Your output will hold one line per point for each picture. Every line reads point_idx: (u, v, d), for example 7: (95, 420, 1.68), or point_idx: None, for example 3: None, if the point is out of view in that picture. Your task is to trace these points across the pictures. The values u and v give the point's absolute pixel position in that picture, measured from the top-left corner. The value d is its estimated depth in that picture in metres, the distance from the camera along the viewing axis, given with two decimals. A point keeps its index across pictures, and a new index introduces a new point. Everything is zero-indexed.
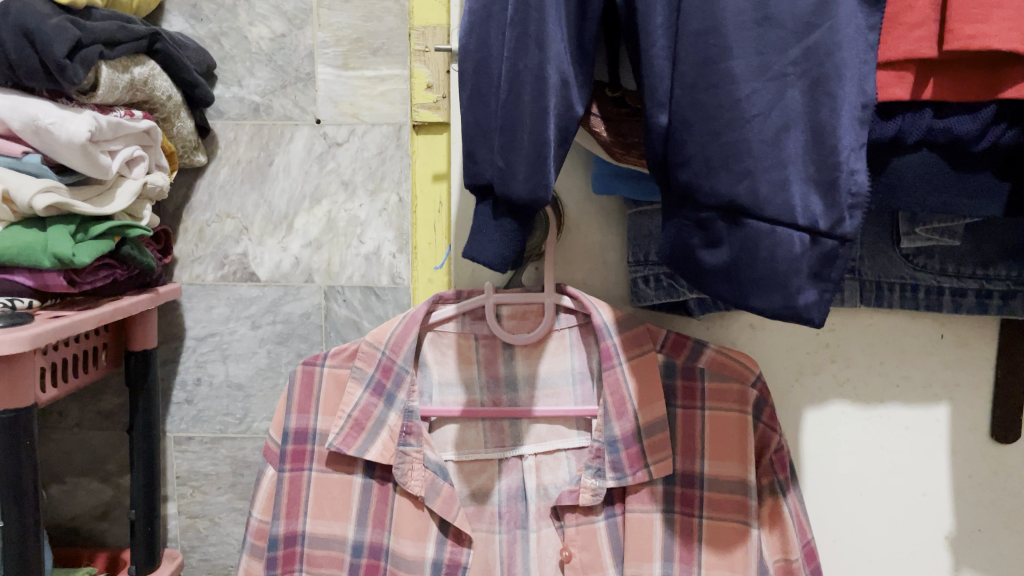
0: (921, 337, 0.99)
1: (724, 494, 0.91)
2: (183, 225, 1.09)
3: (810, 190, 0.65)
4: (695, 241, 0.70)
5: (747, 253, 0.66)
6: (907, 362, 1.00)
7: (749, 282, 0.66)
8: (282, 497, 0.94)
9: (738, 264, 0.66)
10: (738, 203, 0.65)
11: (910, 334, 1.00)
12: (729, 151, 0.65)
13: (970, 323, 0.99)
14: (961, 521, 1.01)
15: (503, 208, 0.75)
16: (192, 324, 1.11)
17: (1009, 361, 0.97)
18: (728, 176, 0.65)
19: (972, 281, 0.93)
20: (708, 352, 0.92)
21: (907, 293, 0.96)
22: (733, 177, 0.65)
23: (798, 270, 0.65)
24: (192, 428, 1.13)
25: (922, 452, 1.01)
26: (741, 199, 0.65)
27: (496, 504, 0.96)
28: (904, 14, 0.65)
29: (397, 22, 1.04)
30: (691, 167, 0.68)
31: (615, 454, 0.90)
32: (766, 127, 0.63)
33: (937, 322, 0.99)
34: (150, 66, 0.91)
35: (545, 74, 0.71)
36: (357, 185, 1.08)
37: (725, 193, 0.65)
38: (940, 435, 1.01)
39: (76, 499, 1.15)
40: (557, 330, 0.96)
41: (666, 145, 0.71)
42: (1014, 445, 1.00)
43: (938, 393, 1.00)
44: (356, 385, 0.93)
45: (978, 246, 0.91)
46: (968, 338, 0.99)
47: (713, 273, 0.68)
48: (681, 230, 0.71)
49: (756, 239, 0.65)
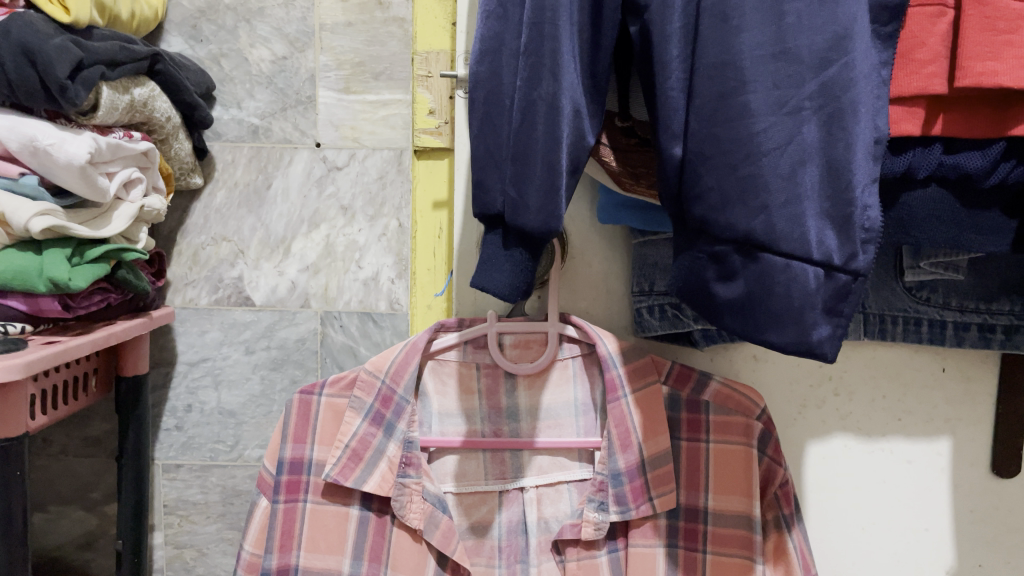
0: (922, 371, 0.99)
1: (728, 529, 0.90)
2: (177, 247, 1.07)
3: (825, 225, 0.64)
4: (709, 274, 0.69)
5: (762, 288, 0.64)
6: (909, 396, 1.00)
7: (764, 317, 0.65)
8: (276, 529, 0.91)
9: (753, 299, 0.65)
10: (754, 237, 0.64)
11: (912, 367, 0.99)
12: (745, 185, 0.64)
13: (971, 357, 0.99)
14: (961, 556, 1.01)
15: (514, 237, 0.74)
16: (184, 349, 1.08)
17: (1009, 396, 0.97)
18: (744, 210, 0.64)
19: (975, 315, 0.93)
20: (713, 385, 0.91)
21: (909, 327, 0.96)
22: (749, 211, 0.64)
23: (814, 305, 0.63)
24: (181, 456, 1.09)
25: (923, 486, 1.00)
26: (756, 232, 0.63)
27: (496, 538, 0.94)
28: (916, 51, 0.64)
29: (400, 47, 1.04)
30: (707, 201, 0.67)
31: (619, 487, 0.88)
32: (782, 161, 0.63)
33: (938, 356, 0.99)
34: (150, 88, 0.90)
35: (559, 104, 0.70)
36: (356, 210, 1.06)
37: (741, 227, 0.65)
38: (941, 469, 1.00)
39: (60, 528, 1.12)
40: (561, 360, 0.94)
41: (681, 177, 0.70)
42: (1014, 480, 0.99)
43: (939, 426, 1.00)
44: (354, 414, 0.91)
45: (979, 280, 0.91)
46: (969, 373, 0.99)
47: (728, 306, 0.67)
48: (695, 263, 0.70)
49: (771, 273, 0.64)
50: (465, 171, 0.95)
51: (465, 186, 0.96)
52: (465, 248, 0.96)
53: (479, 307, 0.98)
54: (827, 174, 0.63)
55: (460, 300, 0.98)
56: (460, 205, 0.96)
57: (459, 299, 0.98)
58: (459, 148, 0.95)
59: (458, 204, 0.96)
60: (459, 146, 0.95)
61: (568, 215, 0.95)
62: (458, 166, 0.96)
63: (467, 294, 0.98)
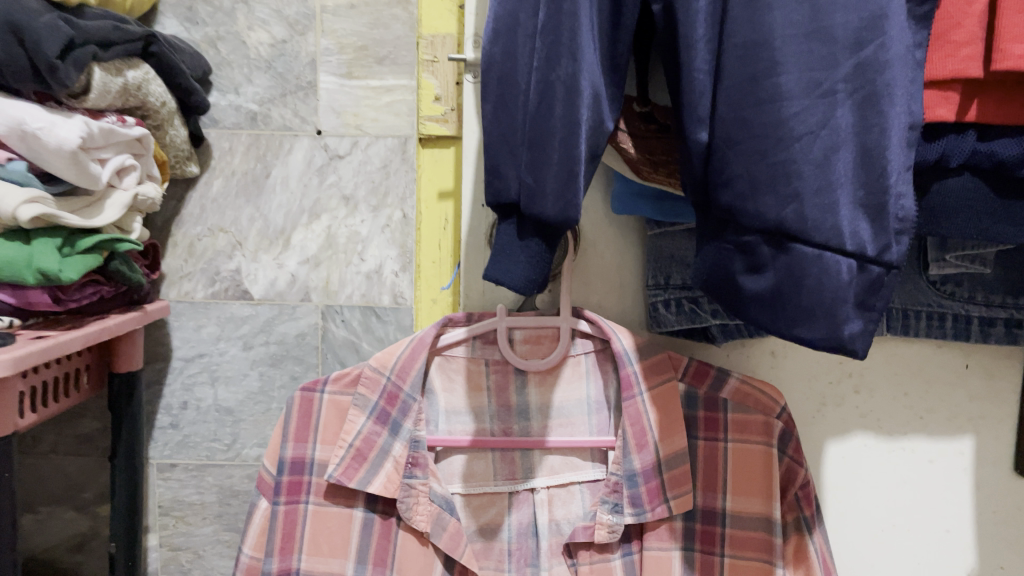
0: (945, 368, 0.96)
1: (748, 532, 0.87)
2: (171, 239, 1.02)
3: (858, 215, 0.59)
4: (736, 266, 0.64)
5: (791, 280, 0.60)
6: (931, 393, 0.96)
7: (794, 310, 0.60)
8: (276, 532, 0.87)
9: (782, 293, 0.61)
10: (785, 227, 0.59)
11: (935, 364, 0.96)
12: (777, 172, 0.59)
13: (995, 354, 0.95)
14: (982, 558, 0.98)
15: (530, 227, 0.70)
16: (180, 344, 1.04)
17: None
18: (774, 198, 0.59)
19: (1003, 309, 0.90)
20: (731, 382, 0.88)
21: (933, 322, 0.92)
22: (780, 199, 0.59)
23: (845, 300, 0.59)
24: (176, 455, 1.05)
25: (946, 487, 0.97)
26: (787, 222, 0.59)
27: (506, 541, 0.90)
28: (952, 32, 0.59)
29: (405, 31, 1.00)
30: (734, 189, 0.62)
31: (634, 489, 0.85)
32: (813, 147, 0.58)
33: (962, 352, 0.96)
34: (145, 71, 0.86)
35: (578, 86, 0.66)
36: (358, 200, 1.02)
37: (771, 217, 0.60)
38: (963, 469, 0.97)
39: (49, 529, 1.07)
40: (573, 356, 0.91)
41: (706, 165, 0.65)
42: None
43: (962, 425, 0.96)
44: (358, 412, 0.88)
45: (1007, 274, 0.88)
46: (993, 370, 0.96)
47: (754, 299, 0.63)
48: (721, 254, 0.66)
49: (803, 267, 0.59)
50: (474, 159, 0.91)
51: (474, 175, 0.92)
52: (473, 239, 0.93)
53: (488, 301, 0.94)
54: (859, 160, 0.58)
55: (466, 294, 0.94)
56: (468, 195, 0.92)
57: (465, 293, 0.94)
58: (467, 135, 0.91)
59: (466, 193, 0.92)
60: (467, 134, 0.91)
61: (585, 205, 0.91)
62: (466, 155, 0.92)
63: (476, 287, 0.94)
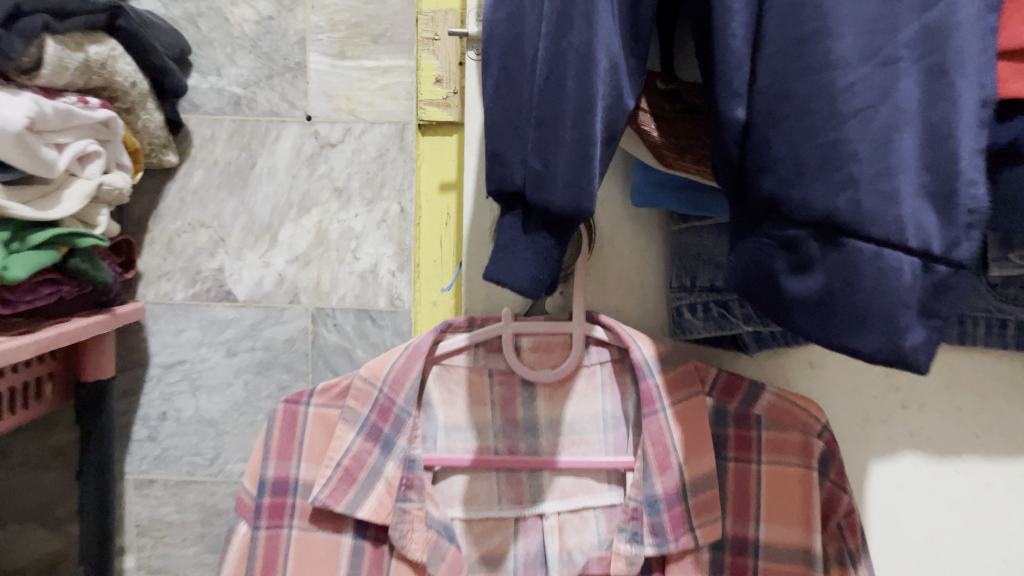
0: (1004, 381, 0.86)
1: (784, 565, 0.76)
2: (149, 235, 0.94)
3: (926, 207, 0.40)
4: (777, 267, 0.46)
5: (843, 286, 0.41)
6: (987, 409, 0.86)
7: (844, 325, 0.42)
8: (256, 559, 0.78)
9: (828, 306, 0.42)
10: (836, 220, 0.41)
11: (992, 377, 0.86)
12: (824, 153, 0.41)
13: None
14: None
15: (538, 219, 0.61)
16: (158, 349, 0.95)
17: None
18: (822, 184, 0.41)
19: None
20: (766, 397, 0.78)
21: (992, 331, 0.82)
22: (829, 185, 0.41)
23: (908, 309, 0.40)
24: (154, 470, 0.96)
25: (1004, 514, 0.87)
26: (838, 216, 0.40)
27: (512, 572, 0.80)
28: None
29: (402, 6, 0.91)
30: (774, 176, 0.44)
31: (655, 516, 0.75)
32: (869, 124, 0.40)
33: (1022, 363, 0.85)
34: (111, 47, 0.77)
35: (593, 55, 0.56)
36: (352, 193, 0.93)
37: (817, 207, 0.41)
38: None
39: (22, 546, 0.98)
40: (588, 366, 0.81)
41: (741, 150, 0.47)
42: None
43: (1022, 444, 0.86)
44: (347, 428, 0.78)
45: None
46: None
47: (799, 310, 0.44)
48: (758, 254, 0.47)
49: (854, 267, 0.41)
50: (477, 146, 0.82)
51: (478, 163, 0.83)
52: (476, 235, 0.83)
53: (493, 305, 0.84)
54: (933, 132, 0.40)
55: (468, 297, 0.85)
56: (470, 186, 0.83)
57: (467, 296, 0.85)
58: (469, 119, 0.82)
59: (469, 184, 0.83)
60: (469, 117, 0.82)
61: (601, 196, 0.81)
62: (468, 142, 0.83)
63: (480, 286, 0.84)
